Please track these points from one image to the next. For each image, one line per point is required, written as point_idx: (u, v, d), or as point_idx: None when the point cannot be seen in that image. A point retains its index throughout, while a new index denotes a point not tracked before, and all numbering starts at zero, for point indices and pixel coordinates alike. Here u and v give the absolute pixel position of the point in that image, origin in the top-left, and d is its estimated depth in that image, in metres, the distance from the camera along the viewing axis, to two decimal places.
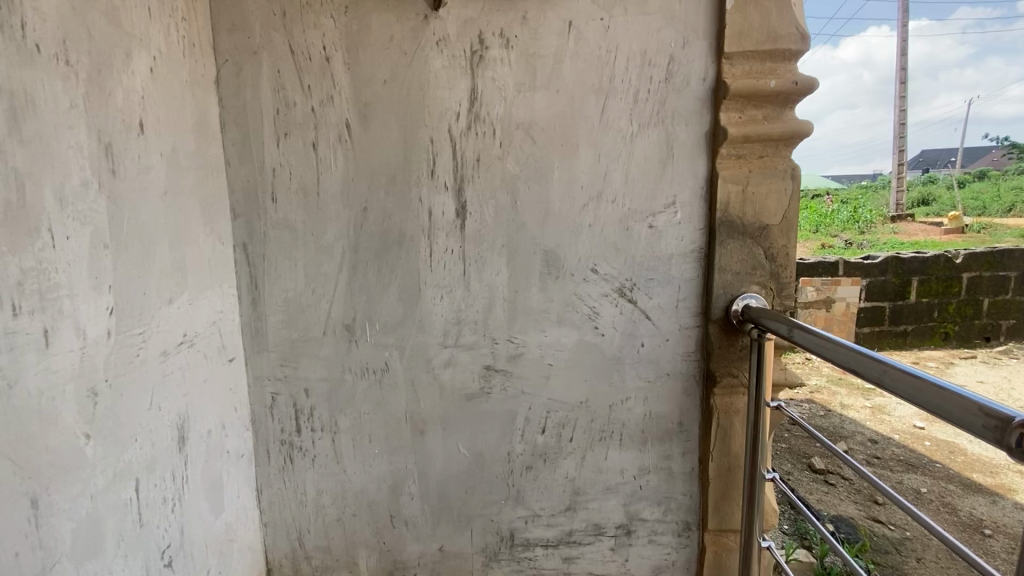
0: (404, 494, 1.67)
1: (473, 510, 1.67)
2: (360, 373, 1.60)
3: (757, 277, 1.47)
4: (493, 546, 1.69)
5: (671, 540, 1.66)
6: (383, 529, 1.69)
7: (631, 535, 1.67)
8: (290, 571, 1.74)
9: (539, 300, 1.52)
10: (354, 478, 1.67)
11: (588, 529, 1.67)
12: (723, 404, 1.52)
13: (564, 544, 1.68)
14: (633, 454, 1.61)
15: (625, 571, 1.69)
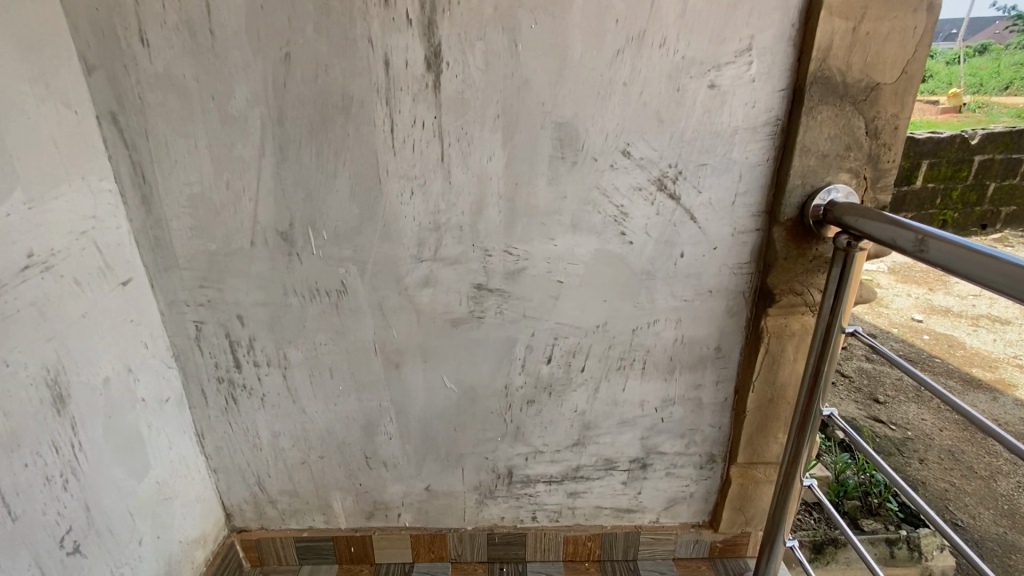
0: (380, 435, 1.39)
1: (465, 448, 1.41)
2: (309, 295, 1.21)
3: (849, 162, 1.06)
4: (488, 483, 1.46)
5: (691, 472, 1.45)
6: (358, 470, 1.44)
7: (646, 469, 1.44)
8: (253, 516, 1.50)
9: (548, 195, 1.10)
10: (316, 418, 1.36)
11: (597, 464, 1.43)
12: (776, 326, 1.21)
13: (570, 479, 1.46)
14: (657, 385, 1.32)
15: (637, 503, 1.49)
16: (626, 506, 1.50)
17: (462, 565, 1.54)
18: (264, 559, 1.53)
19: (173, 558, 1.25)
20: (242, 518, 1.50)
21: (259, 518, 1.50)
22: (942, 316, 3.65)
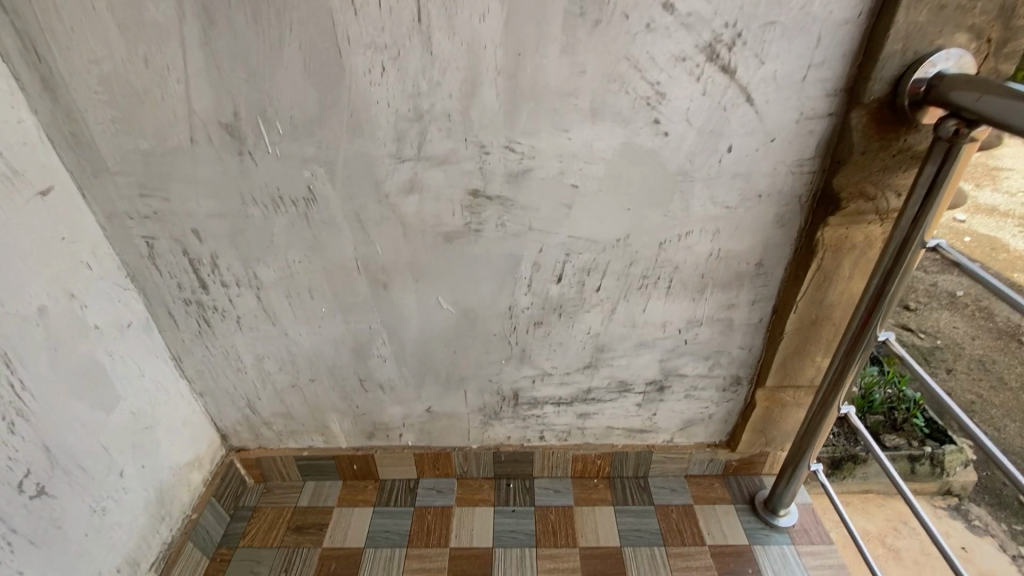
0: (373, 358, 1.25)
1: (466, 371, 1.28)
2: (272, 205, 1.01)
3: (972, 17, 0.77)
4: (493, 405, 1.35)
5: (712, 395, 1.31)
6: (353, 393, 1.32)
7: (663, 391, 1.30)
8: (250, 437, 1.43)
9: (561, 70, 0.85)
10: (301, 341, 1.22)
11: (610, 386, 1.30)
12: (834, 239, 1.01)
13: (580, 401, 1.33)
14: (684, 305, 1.14)
15: (651, 424, 1.38)
16: (639, 427, 1.39)
17: (468, 482, 1.48)
18: (267, 475, 1.48)
19: (165, 484, 1.19)
20: (238, 438, 1.43)
21: (257, 438, 1.43)
22: (987, 215, 3.35)
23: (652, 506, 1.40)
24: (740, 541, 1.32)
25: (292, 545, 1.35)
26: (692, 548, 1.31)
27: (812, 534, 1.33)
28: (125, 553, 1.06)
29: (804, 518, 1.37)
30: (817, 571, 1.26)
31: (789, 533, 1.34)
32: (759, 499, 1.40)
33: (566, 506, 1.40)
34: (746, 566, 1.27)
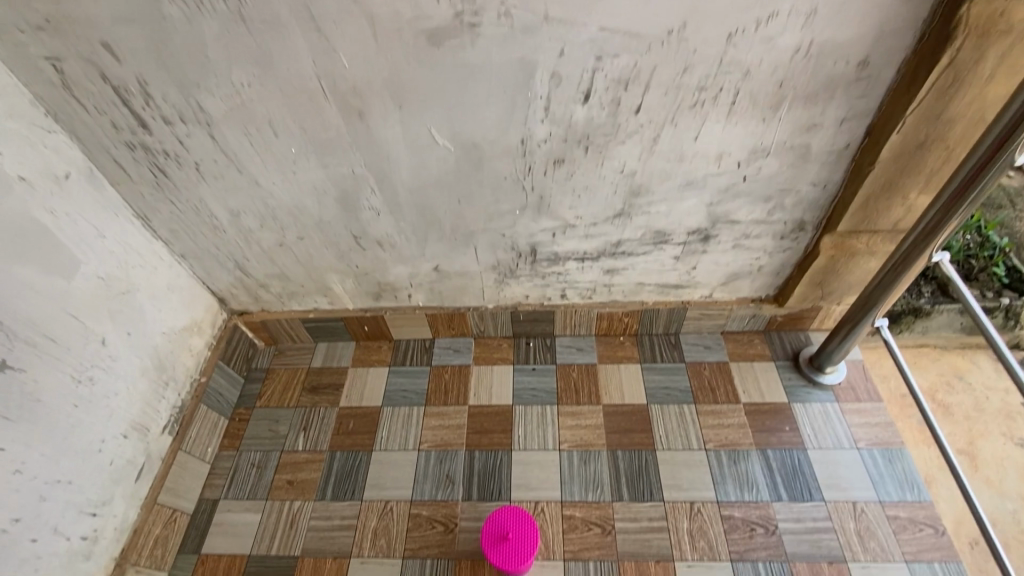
0: (363, 211, 1.05)
1: (475, 225, 1.08)
2: (193, 2, 0.74)
3: None
4: (508, 262, 1.17)
5: (766, 244, 1.11)
6: (350, 251, 1.15)
7: (708, 241, 1.10)
8: (250, 302, 1.32)
9: None
10: (277, 192, 1.02)
11: (645, 237, 1.10)
12: (985, 17, 0.71)
13: (609, 256, 1.14)
14: (749, 128, 0.88)
15: (689, 279, 1.21)
16: (675, 282, 1.22)
17: (485, 341, 1.38)
18: (277, 339, 1.41)
19: (161, 350, 1.12)
20: (238, 302, 1.32)
21: (257, 302, 1.32)
22: None
23: (683, 364, 1.29)
24: (778, 398, 1.23)
25: (308, 405, 1.31)
26: (725, 406, 1.22)
27: (860, 391, 1.22)
28: (130, 419, 1.02)
29: (852, 376, 1.25)
30: (862, 428, 1.17)
31: (833, 391, 1.23)
32: (803, 355, 1.28)
33: (589, 364, 1.31)
34: (784, 424, 1.18)
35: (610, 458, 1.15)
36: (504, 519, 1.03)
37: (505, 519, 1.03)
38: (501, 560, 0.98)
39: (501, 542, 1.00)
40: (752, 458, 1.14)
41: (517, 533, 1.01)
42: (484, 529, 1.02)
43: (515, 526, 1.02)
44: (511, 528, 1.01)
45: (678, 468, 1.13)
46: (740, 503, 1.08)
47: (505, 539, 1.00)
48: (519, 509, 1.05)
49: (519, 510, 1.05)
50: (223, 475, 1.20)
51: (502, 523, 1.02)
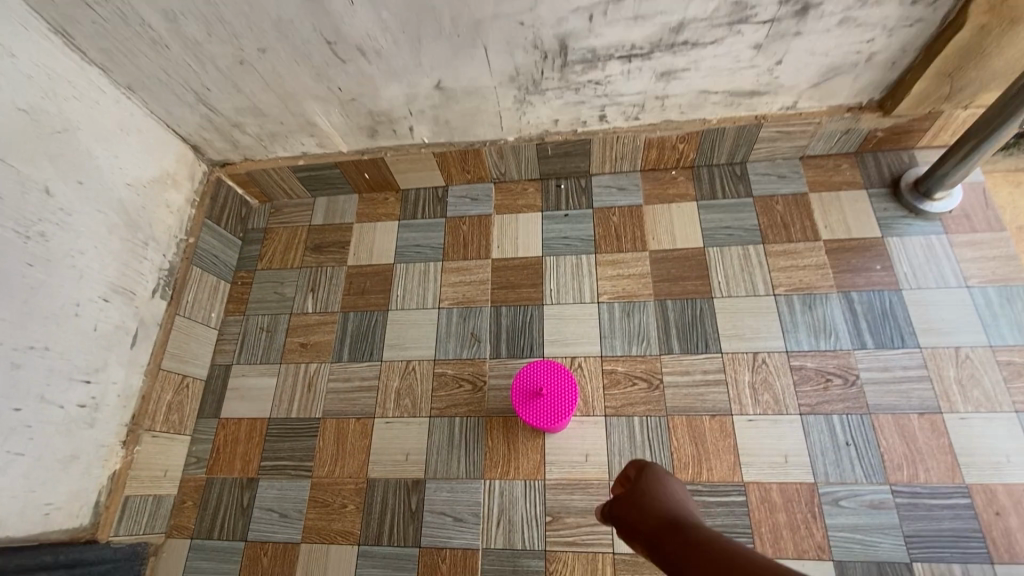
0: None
1: (483, 12, 0.80)
2: None
3: None
4: (531, 70, 0.90)
5: (889, 14, 0.79)
6: (328, 67, 0.90)
7: (806, 14, 0.79)
8: (229, 148, 1.12)
9: None
10: None
11: (716, 14, 0.80)
12: None
13: (663, 51, 0.86)
14: None
15: (769, 81, 0.92)
16: (750, 88, 0.93)
17: (507, 187, 1.16)
18: (271, 194, 1.23)
19: (130, 205, 0.96)
20: (215, 150, 1.12)
21: (236, 148, 1.12)
22: None
23: (751, 199, 1.06)
24: (868, 233, 1.00)
25: (313, 265, 1.17)
26: (801, 245, 1.01)
27: (976, 221, 0.98)
28: (107, 281, 0.90)
29: (967, 202, 1.00)
30: (975, 264, 0.95)
31: (940, 221, 0.99)
32: (906, 180, 1.03)
33: (632, 205, 1.09)
34: (874, 262, 0.98)
35: (658, 308, 0.99)
36: (536, 373, 0.90)
37: (538, 373, 0.90)
38: (538, 417, 0.86)
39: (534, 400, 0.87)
40: (831, 303, 0.95)
41: (552, 388, 0.88)
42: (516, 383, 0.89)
43: (549, 380, 0.89)
44: (545, 383, 0.89)
45: (740, 316, 0.96)
46: (814, 353, 0.92)
47: (540, 394, 0.88)
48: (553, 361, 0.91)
49: (552, 363, 0.91)
50: (232, 340, 1.11)
51: (534, 378, 0.89)
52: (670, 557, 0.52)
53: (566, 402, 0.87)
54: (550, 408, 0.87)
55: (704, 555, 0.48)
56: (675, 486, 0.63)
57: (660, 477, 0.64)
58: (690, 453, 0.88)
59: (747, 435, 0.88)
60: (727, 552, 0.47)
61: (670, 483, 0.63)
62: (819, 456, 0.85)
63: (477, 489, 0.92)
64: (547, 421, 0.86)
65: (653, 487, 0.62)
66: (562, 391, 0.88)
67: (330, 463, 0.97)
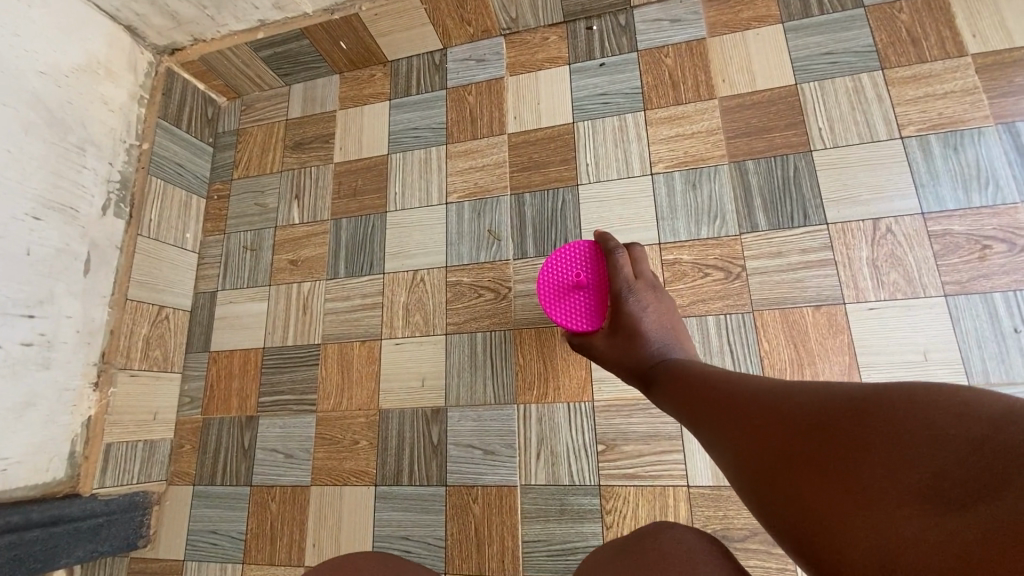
0: None
1: None
2: None
3: None
4: None
5: None
6: None
7: None
8: (169, 24, 0.89)
9: None
10: None
11: None
12: None
13: None
14: None
15: None
16: None
17: (522, 40, 0.89)
18: (236, 86, 1.01)
19: (50, 100, 0.77)
20: (155, 30, 0.90)
21: (179, 24, 0.89)
22: None
23: (862, 10, 0.75)
24: None
25: (296, 168, 0.96)
26: (940, 64, 0.71)
27: None
28: (36, 195, 0.73)
29: None
30: None
31: None
32: None
33: (691, 40, 0.80)
34: None
35: (734, 173, 0.74)
36: (578, 259, 0.65)
37: (581, 259, 0.65)
38: (570, 318, 0.61)
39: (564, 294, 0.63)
40: (988, 140, 0.67)
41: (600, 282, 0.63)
42: (546, 274, 0.65)
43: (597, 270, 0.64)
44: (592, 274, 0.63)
45: (851, 172, 0.70)
46: (964, 212, 0.65)
47: (580, 288, 0.63)
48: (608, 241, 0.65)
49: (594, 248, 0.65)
50: (214, 264, 0.95)
51: (574, 266, 0.64)
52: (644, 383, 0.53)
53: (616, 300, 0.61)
54: (592, 309, 0.61)
55: (675, 393, 0.47)
56: (648, 290, 0.60)
57: (630, 281, 0.60)
58: (787, 357, 0.66)
59: (866, 330, 0.65)
60: (698, 384, 0.45)
61: (638, 285, 0.60)
62: (974, 350, 0.61)
63: (510, 416, 0.74)
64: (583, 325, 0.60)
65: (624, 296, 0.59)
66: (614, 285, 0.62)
67: (336, 396, 0.82)
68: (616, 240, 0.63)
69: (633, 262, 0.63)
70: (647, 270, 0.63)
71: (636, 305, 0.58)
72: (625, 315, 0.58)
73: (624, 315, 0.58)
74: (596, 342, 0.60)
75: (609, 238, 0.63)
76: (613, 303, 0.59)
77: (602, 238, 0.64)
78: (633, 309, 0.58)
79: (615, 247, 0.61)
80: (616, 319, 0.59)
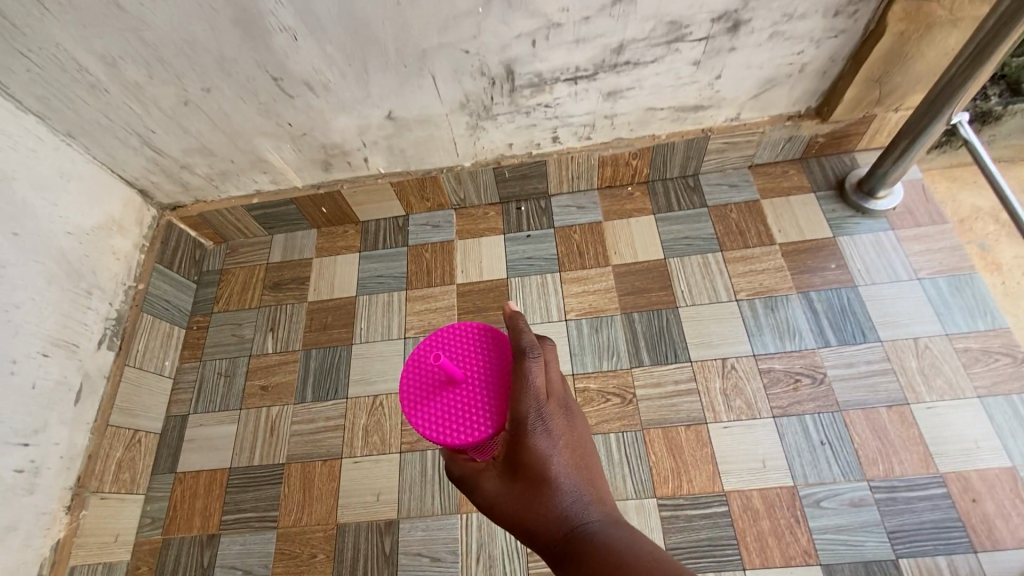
0: (274, 34, 0.78)
1: (426, 39, 0.80)
2: None
3: None
4: (480, 96, 0.91)
5: (811, 30, 0.84)
6: (274, 103, 0.90)
7: (737, 32, 0.83)
8: (179, 190, 1.09)
9: None
10: (152, 17, 0.75)
11: (654, 34, 0.83)
12: None
13: (606, 70, 0.88)
14: None
15: (710, 96, 0.95)
16: (693, 103, 0.97)
17: (468, 212, 1.16)
18: (225, 234, 1.20)
19: (71, 254, 0.92)
20: (165, 193, 1.09)
21: (187, 190, 1.09)
22: None
23: (706, 209, 1.08)
24: (821, 234, 1.03)
25: (273, 304, 1.13)
26: (758, 250, 1.03)
27: (919, 216, 1.02)
28: (47, 335, 0.85)
29: (909, 198, 1.04)
30: (922, 256, 0.98)
31: (887, 219, 1.03)
32: (851, 180, 1.06)
33: (593, 222, 1.10)
34: (829, 262, 1.00)
35: (625, 322, 0.99)
36: (458, 348, 0.57)
37: (459, 348, 0.57)
38: (435, 425, 0.53)
39: (432, 393, 0.55)
40: (792, 303, 0.97)
41: (478, 376, 0.55)
42: (416, 367, 0.57)
43: (477, 362, 0.56)
44: (469, 366, 0.56)
45: (706, 324, 0.97)
46: (781, 355, 0.92)
47: (454, 385, 0.55)
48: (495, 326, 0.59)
49: (473, 340, 0.57)
50: (189, 389, 1.05)
51: (451, 354, 0.57)
52: (568, 552, 0.50)
53: (492, 405, 0.53)
54: (462, 413, 0.53)
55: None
56: (560, 412, 0.54)
57: (541, 401, 0.53)
58: (669, 466, 0.86)
59: (724, 444, 0.87)
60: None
61: (550, 406, 0.54)
62: (795, 458, 0.85)
63: (454, 524, 0.88)
64: (449, 436, 0.52)
65: (534, 424, 0.52)
66: (494, 383, 0.54)
67: (297, 511, 0.92)
68: (530, 338, 0.53)
69: (545, 368, 0.55)
70: (556, 379, 0.56)
71: (548, 438, 0.53)
72: (534, 452, 0.52)
73: (535, 454, 0.52)
74: (489, 479, 0.54)
75: (522, 334, 0.54)
76: (519, 428, 0.52)
77: (512, 323, 0.55)
78: (543, 446, 0.53)
79: (528, 349, 0.52)
80: (521, 454, 0.53)
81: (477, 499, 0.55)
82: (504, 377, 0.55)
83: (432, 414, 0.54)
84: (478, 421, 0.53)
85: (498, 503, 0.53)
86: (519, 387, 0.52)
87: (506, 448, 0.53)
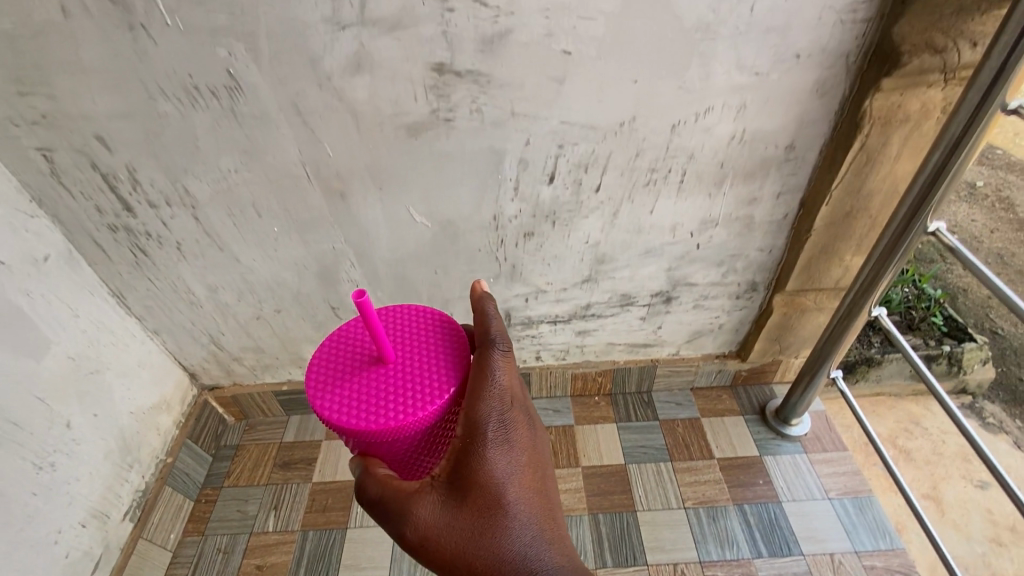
0: (342, 283, 1.09)
1: (450, 293, 1.11)
2: (186, 99, 0.81)
3: None
4: None
5: (723, 304, 1.18)
6: (327, 322, 1.17)
7: (670, 302, 1.17)
8: (222, 375, 1.29)
9: None
10: (257, 268, 1.05)
11: (612, 300, 1.16)
12: (886, 108, 0.84)
13: (578, 318, 1.20)
14: (697, 203, 0.98)
15: (656, 337, 1.26)
16: (644, 341, 1.27)
17: None
18: (248, 412, 1.37)
19: (128, 431, 1.09)
20: (209, 377, 1.29)
21: (229, 375, 1.30)
22: None
23: (657, 422, 1.32)
24: (749, 451, 1.26)
25: (280, 482, 1.27)
26: (700, 462, 1.24)
27: (825, 441, 1.28)
28: (90, 506, 1.00)
29: (816, 425, 1.31)
30: (831, 477, 1.21)
31: (801, 442, 1.28)
32: (769, 408, 1.33)
33: (566, 425, 1.32)
34: (758, 477, 1.22)
35: (592, 522, 1.15)
36: (397, 332, 0.59)
37: (400, 331, 0.59)
38: (350, 399, 0.54)
39: (357, 368, 0.56)
40: (729, 513, 1.16)
41: (407, 361, 0.56)
42: (354, 341, 0.59)
43: (413, 346, 0.58)
44: (402, 349, 0.57)
45: (660, 529, 1.14)
46: (723, 562, 1.09)
47: (380, 365, 0.56)
48: (445, 317, 0.61)
49: (412, 330, 0.59)
50: (186, 564, 1.14)
51: (388, 335, 0.59)
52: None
53: (413, 391, 0.54)
54: (379, 393, 0.54)
55: None
56: (516, 420, 0.62)
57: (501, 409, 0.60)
58: None
59: None
60: None
61: (510, 411, 0.61)
62: None
63: None
64: (359, 413, 0.53)
65: (494, 438, 0.59)
66: (421, 369, 0.56)
67: None
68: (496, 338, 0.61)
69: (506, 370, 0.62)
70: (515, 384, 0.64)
71: (505, 447, 0.60)
72: (491, 465, 0.60)
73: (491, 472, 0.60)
74: (434, 494, 0.59)
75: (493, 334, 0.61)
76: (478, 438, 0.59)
77: (481, 306, 0.63)
78: (500, 465, 0.60)
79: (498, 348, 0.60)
80: (477, 465, 0.59)
81: (412, 515, 0.58)
82: (435, 363, 0.56)
83: (345, 393, 0.54)
84: (392, 403, 0.53)
85: (443, 519, 0.59)
86: (485, 382, 0.59)
87: (461, 452, 0.59)
